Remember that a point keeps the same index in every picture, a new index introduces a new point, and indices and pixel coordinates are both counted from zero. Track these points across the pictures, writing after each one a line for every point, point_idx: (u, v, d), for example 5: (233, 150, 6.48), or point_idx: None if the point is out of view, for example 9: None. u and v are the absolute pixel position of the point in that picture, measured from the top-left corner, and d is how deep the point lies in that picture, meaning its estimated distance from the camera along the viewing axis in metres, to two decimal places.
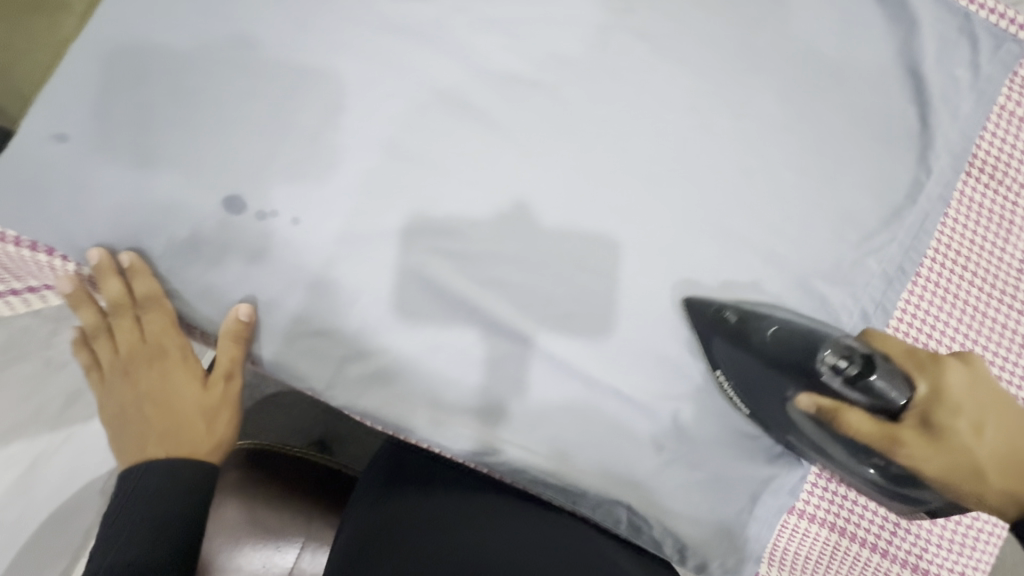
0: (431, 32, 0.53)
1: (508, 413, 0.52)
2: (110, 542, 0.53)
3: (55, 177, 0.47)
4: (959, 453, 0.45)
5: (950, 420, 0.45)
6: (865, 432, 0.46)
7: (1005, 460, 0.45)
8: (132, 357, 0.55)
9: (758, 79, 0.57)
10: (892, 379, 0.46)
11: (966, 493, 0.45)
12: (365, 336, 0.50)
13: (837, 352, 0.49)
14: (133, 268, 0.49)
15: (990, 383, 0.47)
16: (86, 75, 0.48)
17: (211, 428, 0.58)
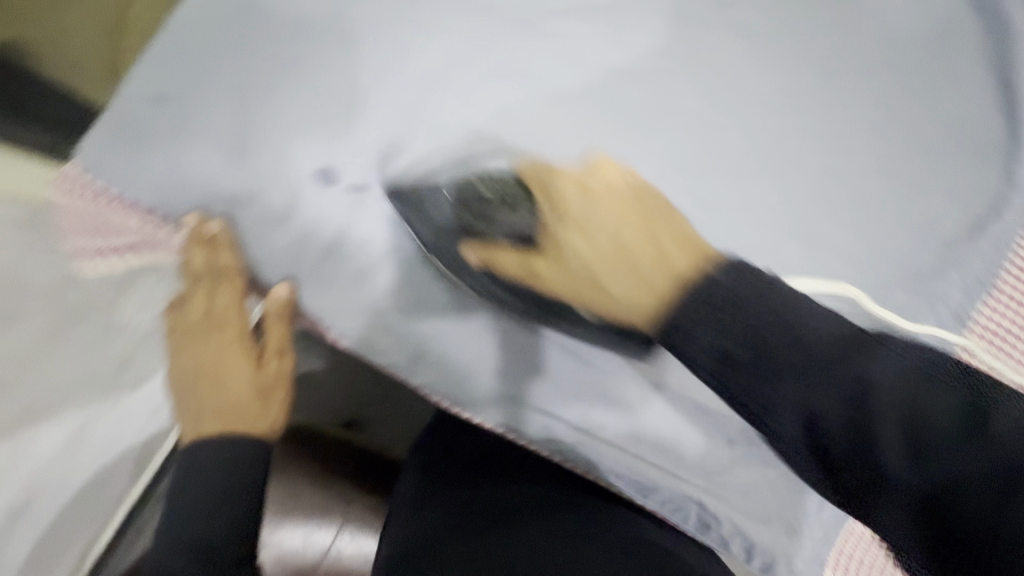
0: (528, 18, 0.53)
1: (582, 401, 0.53)
2: (178, 522, 0.51)
3: (157, 138, 0.48)
4: (576, 266, 0.42)
5: (567, 237, 0.42)
6: (511, 269, 0.45)
7: (616, 252, 0.41)
8: (193, 331, 0.54)
9: (848, 81, 0.57)
10: (501, 210, 0.46)
11: (616, 310, 0.42)
12: (448, 315, 0.51)
13: (461, 198, 0.48)
14: (218, 239, 0.49)
15: (613, 185, 0.42)
16: (191, 42, 0.50)
17: (266, 408, 0.55)
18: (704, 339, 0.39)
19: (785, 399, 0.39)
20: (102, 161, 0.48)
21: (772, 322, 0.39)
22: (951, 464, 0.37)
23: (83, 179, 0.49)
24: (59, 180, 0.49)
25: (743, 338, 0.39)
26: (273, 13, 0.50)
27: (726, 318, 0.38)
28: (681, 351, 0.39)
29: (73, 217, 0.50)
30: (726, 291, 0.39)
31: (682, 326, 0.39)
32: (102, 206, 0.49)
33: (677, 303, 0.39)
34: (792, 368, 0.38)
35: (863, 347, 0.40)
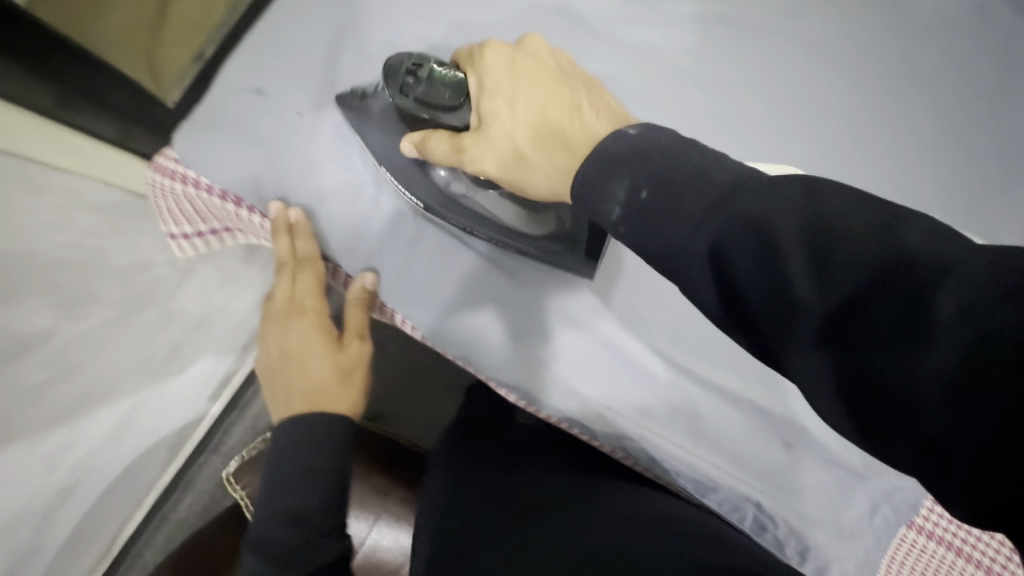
0: (608, 26, 0.55)
1: (648, 400, 0.54)
2: (273, 496, 0.52)
3: (252, 129, 0.50)
4: (505, 139, 0.41)
5: (490, 108, 0.42)
6: (444, 151, 0.43)
7: (547, 125, 0.41)
8: (277, 317, 0.55)
9: (915, 96, 0.58)
10: (431, 89, 0.43)
11: (538, 186, 0.42)
12: (522, 312, 0.53)
13: (394, 83, 0.44)
14: (298, 226, 0.50)
15: (531, 62, 0.43)
16: (284, 34, 0.51)
17: (349, 388, 0.58)
18: (623, 194, 0.36)
19: (696, 228, 0.32)
20: (195, 147, 0.49)
21: (698, 183, 0.33)
22: (866, 304, 0.27)
23: (177, 166, 0.50)
24: (154, 166, 0.51)
25: (661, 190, 0.34)
26: (365, 10, 0.52)
27: (633, 162, 0.35)
28: (606, 216, 0.37)
29: (170, 203, 0.52)
30: (632, 146, 0.36)
31: (598, 188, 0.36)
32: (198, 192, 0.51)
33: (587, 158, 0.37)
34: (686, 209, 0.33)
35: (768, 187, 0.31)
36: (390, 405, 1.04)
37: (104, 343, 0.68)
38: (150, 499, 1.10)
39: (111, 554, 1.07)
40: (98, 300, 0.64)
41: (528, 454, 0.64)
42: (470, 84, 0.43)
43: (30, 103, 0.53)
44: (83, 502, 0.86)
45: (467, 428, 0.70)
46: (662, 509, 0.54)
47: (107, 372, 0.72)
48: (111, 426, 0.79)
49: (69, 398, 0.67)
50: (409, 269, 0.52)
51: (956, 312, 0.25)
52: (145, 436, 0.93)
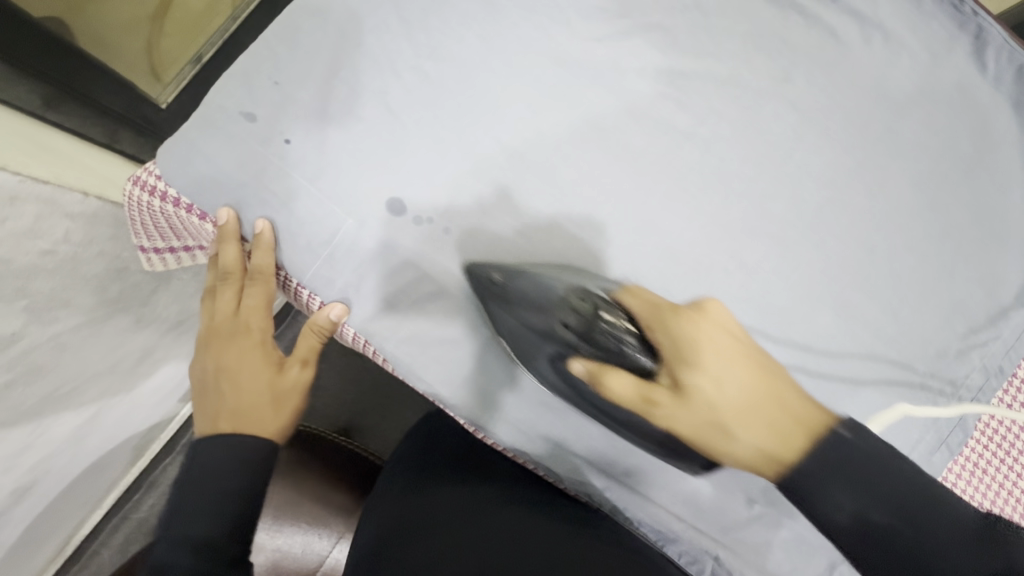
0: (605, 72, 0.56)
1: (615, 448, 0.54)
2: (178, 518, 0.51)
3: (239, 152, 0.50)
4: (703, 408, 0.40)
5: (693, 374, 0.41)
6: (626, 397, 0.42)
7: (758, 407, 0.40)
8: (220, 329, 0.55)
9: (897, 165, 0.60)
10: (606, 334, 0.46)
11: (733, 457, 0.41)
12: (496, 352, 0.53)
13: (562, 314, 0.48)
14: (259, 237, 0.50)
15: (724, 326, 0.43)
16: (282, 60, 0.51)
17: (278, 411, 0.57)
18: (850, 508, 0.37)
19: (958, 560, 0.36)
20: (181, 167, 0.49)
21: (930, 514, 0.37)
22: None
23: (156, 180, 0.50)
24: (134, 180, 0.50)
25: (894, 514, 0.37)
26: (365, 42, 0.52)
27: (857, 477, 0.37)
28: (825, 516, 0.38)
29: (146, 217, 0.52)
30: (855, 451, 0.38)
31: (816, 492, 0.38)
32: (177, 210, 0.51)
33: (809, 457, 0.38)
34: (946, 553, 0.37)
35: (948, 512, 0.38)
36: (362, 418, 1.03)
37: (74, 347, 0.67)
38: (110, 499, 1.08)
39: (66, 553, 1.05)
40: (71, 305, 0.64)
41: (483, 456, 0.66)
42: (662, 344, 0.43)
43: (18, 104, 0.53)
44: (39, 502, 0.84)
45: (434, 422, 0.71)
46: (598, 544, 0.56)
47: (74, 376, 0.70)
48: (74, 428, 0.78)
49: (32, 401, 0.66)
50: (390, 301, 0.52)
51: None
52: (109, 438, 0.91)
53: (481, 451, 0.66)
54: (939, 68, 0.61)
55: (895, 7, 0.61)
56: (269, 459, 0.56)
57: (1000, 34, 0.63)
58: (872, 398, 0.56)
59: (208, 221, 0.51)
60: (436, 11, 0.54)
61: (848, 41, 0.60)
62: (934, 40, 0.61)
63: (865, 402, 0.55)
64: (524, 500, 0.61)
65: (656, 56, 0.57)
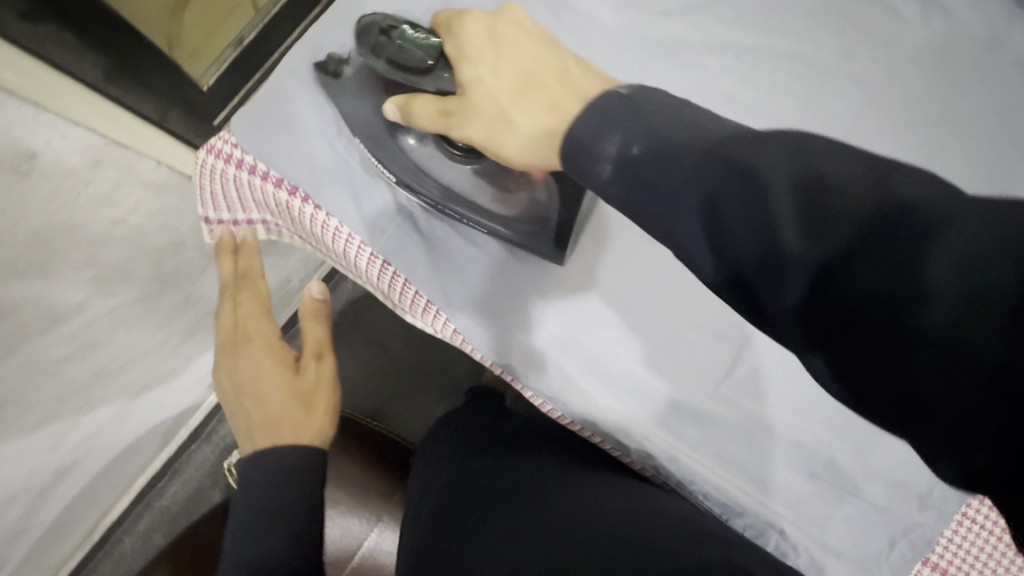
0: (669, 48, 0.57)
1: (681, 423, 0.54)
2: (244, 541, 0.50)
3: (313, 120, 0.50)
4: (483, 101, 0.42)
5: (470, 72, 0.43)
6: (428, 115, 0.44)
7: (526, 82, 0.41)
8: (227, 348, 0.58)
9: (959, 142, 0.60)
10: (401, 51, 0.44)
11: (517, 148, 0.42)
12: (565, 323, 0.54)
13: (368, 45, 0.46)
14: (245, 246, 0.57)
15: (510, 24, 0.44)
16: (356, 29, 0.51)
17: (312, 411, 0.58)
18: (615, 151, 0.35)
19: (692, 180, 0.31)
20: (257, 133, 0.49)
21: (689, 137, 0.32)
22: (846, 273, 0.25)
23: (234, 147, 0.50)
24: (209, 148, 0.51)
25: (652, 147, 0.33)
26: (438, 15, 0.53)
27: (623, 119, 0.35)
28: (597, 176, 0.36)
29: (217, 185, 0.52)
30: (627, 103, 0.35)
31: (589, 146, 0.36)
32: (253, 178, 0.51)
33: (578, 114, 0.37)
34: (681, 167, 0.32)
35: (765, 139, 0.30)
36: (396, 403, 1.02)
37: (126, 322, 0.68)
38: (138, 484, 1.08)
39: (94, 537, 1.05)
40: (130, 279, 0.64)
41: (525, 442, 0.67)
42: (448, 50, 0.44)
43: (80, 75, 0.51)
44: (79, 484, 0.84)
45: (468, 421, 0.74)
46: (670, 512, 0.54)
47: (125, 352, 0.71)
48: (117, 406, 0.78)
49: (84, 375, 0.66)
50: (458, 273, 0.53)
51: (943, 298, 0.23)
52: (146, 419, 0.91)
53: (521, 438, 0.68)
54: (1000, 49, 0.61)
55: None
56: (318, 460, 0.56)
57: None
58: None
59: (285, 190, 0.51)
60: None
61: (909, 20, 0.60)
62: (995, 21, 0.61)
63: None
64: (579, 477, 0.61)
65: (721, 33, 0.57)
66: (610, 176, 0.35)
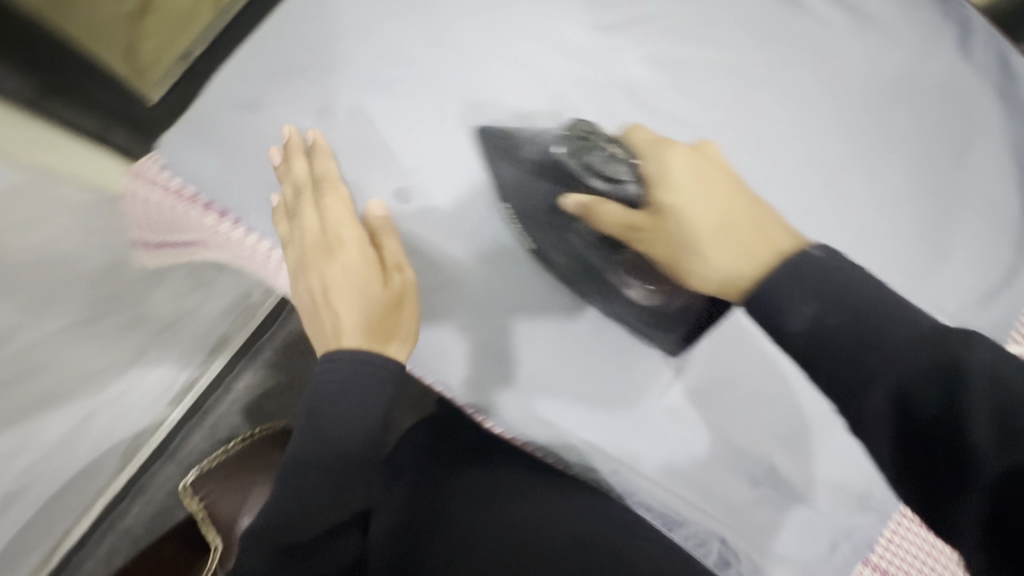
0: (606, 62, 0.57)
1: (624, 436, 0.55)
2: (280, 491, 0.49)
3: (241, 140, 0.49)
4: (670, 226, 0.45)
5: (669, 197, 0.45)
6: (610, 222, 0.48)
7: (727, 223, 0.44)
8: (307, 250, 0.49)
9: (889, 151, 0.62)
10: (607, 164, 0.49)
11: (701, 274, 0.45)
12: (503, 340, 0.53)
13: (570, 148, 0.51)
14: (316, 147, 0.49)
15: (716, 161, 0.47)
16: (285, 48, 0.50)
17: (397, 323, 0.49)
18: (809, 315, 0.40)
19: (903, 362, 0.38)
20: (182, 156, 0.48)
21: (897, 324, 0.39)
22: (1011, 471, 0.35)
23: (161, 173, 0.49)
24: (135, 172, 0.49)
25: (846, 321, 0.39)
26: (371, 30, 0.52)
27: (818, 288, 0.40)
28: (786, 327, 0.41)
29: (148, 211, 0.51)
30: (819, 271, 0.40)
31: (779, 303, 0.41)
32: (182, 205, 0.49)
33: (775, 269, 0.41)
34: (885, 352, 0.38)
35: (964, 340, 0.37)
36: None
37: (67, 346, 0.66)
38: (97, 507, 1.05)
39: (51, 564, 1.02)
40: (66, 302, 0.63)
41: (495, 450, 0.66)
42: (645, 169, 0.48)
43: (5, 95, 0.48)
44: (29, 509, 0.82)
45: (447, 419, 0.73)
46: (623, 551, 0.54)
47: (68, 376, 0.70)
48: (65, 429, 0.76)
49: (24, 402, 0.64)
50: None
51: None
52: (100, 440, 0.90)
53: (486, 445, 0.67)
54: (929, 58, 0.63)
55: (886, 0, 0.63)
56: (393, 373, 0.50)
57: (985, 27, 0.65)
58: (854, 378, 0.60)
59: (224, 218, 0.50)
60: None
61: (841, 30, 0.61)
62: (925, 32, 0.63)
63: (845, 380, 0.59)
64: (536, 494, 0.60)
65: (655, 46, 0.58)
66: (795, 334, 0.40)
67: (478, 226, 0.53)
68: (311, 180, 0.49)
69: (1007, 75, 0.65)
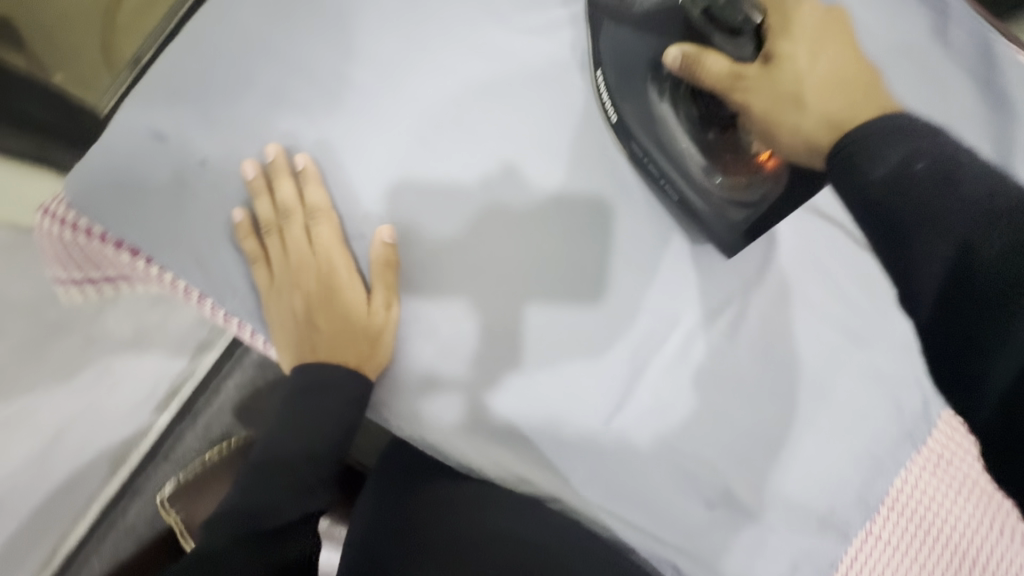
0: (545, 69, 0.54)
1: (574, 466, 0.52)
2: (237, 493, 0.47)
3: (151, 174, 0.46)
4: (787, 79, 0.43)
5: (789, 49, 0.43)
6: (716, 75, 0.44)
7: (837, 84, 0.43)
8: (289, 268, 0.47)
9: None
10: (729, 6, 0.43)
11: (795, 130, 0.43)
12: (442, 370, 0.50)
13: None
14: (306, 174, 0.47)
15: (834, 23, 0.45)
16: (195, 74, 0.48)
17: (373, 353, 0.48)
18: (897, 160, 0.39)
19: (966, 214, 0.38)
20: (89, 195, 0.46)
21: (970, 177, 0.38)
22: None
23: (69, 212, 0.47)
24: (44, 210, 0.48)
25: (934, 168, 0.38)
26: (287, 49, 0.49)
27: (912, 138, 0.39)
28: (866, 173, 0.39)
29: (62, 249, 0.49)
30: (905, 125, 0.40)
31: (872, 148, 0.39)
32: (93, 241, 0.48)
33: (872, 121, 0.40)
34: (957, 195, 0.38)
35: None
36: None
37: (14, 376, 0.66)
38: (87, 521, 1.02)
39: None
40: None
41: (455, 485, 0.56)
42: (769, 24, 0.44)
43: None
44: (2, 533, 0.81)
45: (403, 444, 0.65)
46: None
47: (21, 398, 0.69)
48: (33, 450, 0.76)
49: None
50: None
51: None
52: (74, 457, 0.89)
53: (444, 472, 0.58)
54: (890, 53, 0.59)
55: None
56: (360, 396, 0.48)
57: (939, 23, 0.62)
58: (817, 394, 0.57)
59: (138, 257, 0.48)
60: (360, 10, 0.50)
61: None
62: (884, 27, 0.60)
63: (807, 397, 0.57)
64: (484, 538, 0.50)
65: None
66: (875, 173, 0.39)
67: (412, 247, 0.49)
68: (301, 205, 0.47)
69: (979, 67, 0.62)
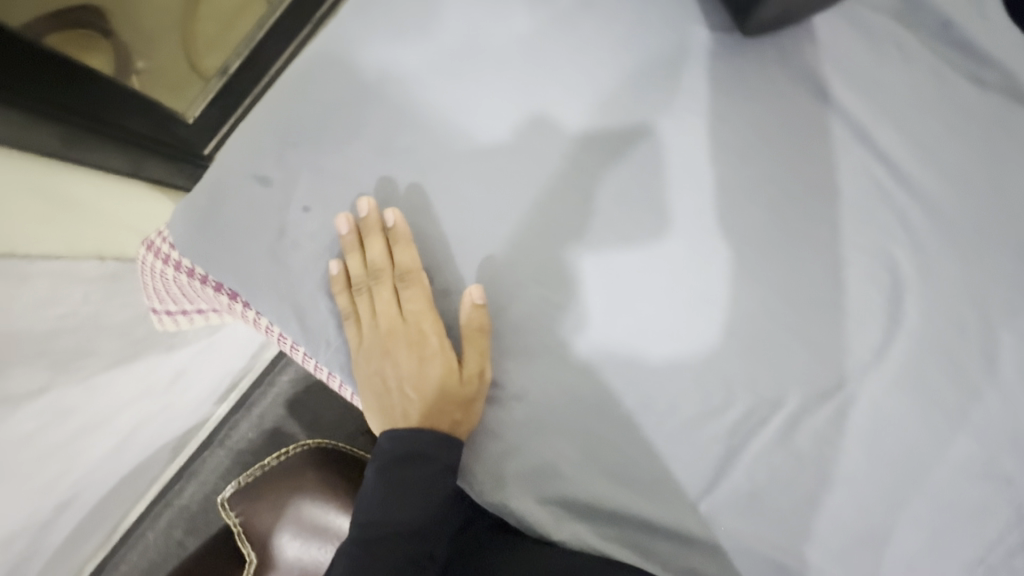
0: (650, 121, 0.51)
1: (655, 548, 0.50)
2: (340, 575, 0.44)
3: (251, 218, 0.46)
4: None
5: None
6: None
7: None
8: (381, 333, 0.46)
9: (996, 229, 0.52)
10: None
11: None
12: (531, 438, 0.48)
13: None
14: (397, 232, 0.46)
15: None
16: (299, 116, 0.47)
17: (463, 422, 0.47)
18: None
19: None
20: (189, 235, 0.46)
21: None
22: None
23: (173, 250, 0.47)
24: (148, 245, 0.48)
25: None
26: (390, 94, 0.48)
27: None
28: None
29: (161, 284, 0.49)
30: None
31: None
32: (193, 280, 0.48)
33: None
34: None
35: None
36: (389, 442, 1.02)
37: (101, 384, 0.68)
38: (147, 499, 1.07)
39: (101, 554, 1.03)
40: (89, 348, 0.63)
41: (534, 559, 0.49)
42: None
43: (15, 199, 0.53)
44: (74, 521, 0.83)
45: None
46: None
47: (105, 403, 0.70)
48: (109, 447, 0.78)
49: (65, 436, 0.65)
50: None
51: None
52: (144, 449, 0.92)
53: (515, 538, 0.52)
54: None
55: (974, 51, 0.54)
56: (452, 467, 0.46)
57: None
58: (942, 495, 0.50)
59: (238, 301, 0.48)
60: (464, 58, 0.49)
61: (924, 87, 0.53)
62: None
63: (927, 500, 0.50)
64: None
65: (705, 107, 0.51)
66: None
67: (507, 306, 0.48)
68: (390, 266, 0.47)
69: None
